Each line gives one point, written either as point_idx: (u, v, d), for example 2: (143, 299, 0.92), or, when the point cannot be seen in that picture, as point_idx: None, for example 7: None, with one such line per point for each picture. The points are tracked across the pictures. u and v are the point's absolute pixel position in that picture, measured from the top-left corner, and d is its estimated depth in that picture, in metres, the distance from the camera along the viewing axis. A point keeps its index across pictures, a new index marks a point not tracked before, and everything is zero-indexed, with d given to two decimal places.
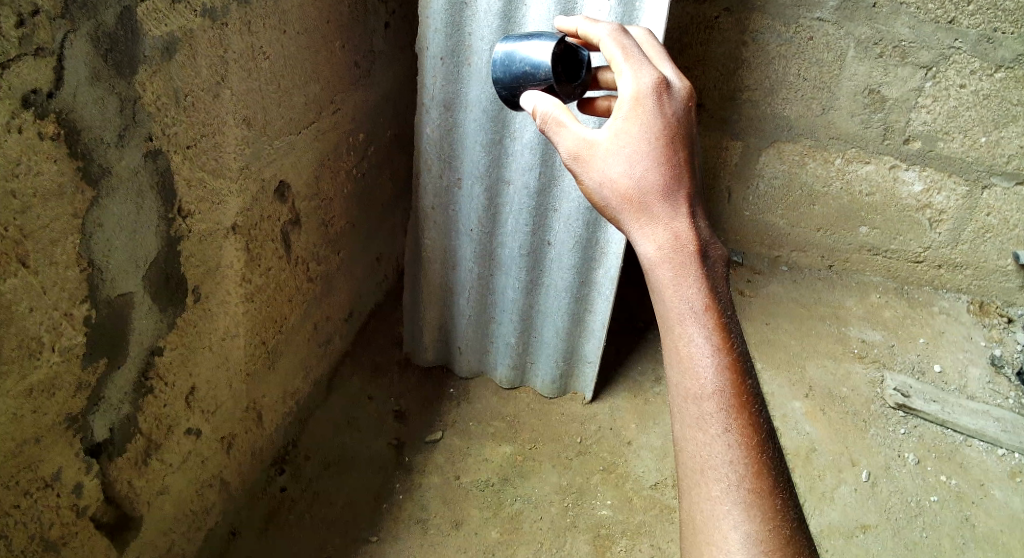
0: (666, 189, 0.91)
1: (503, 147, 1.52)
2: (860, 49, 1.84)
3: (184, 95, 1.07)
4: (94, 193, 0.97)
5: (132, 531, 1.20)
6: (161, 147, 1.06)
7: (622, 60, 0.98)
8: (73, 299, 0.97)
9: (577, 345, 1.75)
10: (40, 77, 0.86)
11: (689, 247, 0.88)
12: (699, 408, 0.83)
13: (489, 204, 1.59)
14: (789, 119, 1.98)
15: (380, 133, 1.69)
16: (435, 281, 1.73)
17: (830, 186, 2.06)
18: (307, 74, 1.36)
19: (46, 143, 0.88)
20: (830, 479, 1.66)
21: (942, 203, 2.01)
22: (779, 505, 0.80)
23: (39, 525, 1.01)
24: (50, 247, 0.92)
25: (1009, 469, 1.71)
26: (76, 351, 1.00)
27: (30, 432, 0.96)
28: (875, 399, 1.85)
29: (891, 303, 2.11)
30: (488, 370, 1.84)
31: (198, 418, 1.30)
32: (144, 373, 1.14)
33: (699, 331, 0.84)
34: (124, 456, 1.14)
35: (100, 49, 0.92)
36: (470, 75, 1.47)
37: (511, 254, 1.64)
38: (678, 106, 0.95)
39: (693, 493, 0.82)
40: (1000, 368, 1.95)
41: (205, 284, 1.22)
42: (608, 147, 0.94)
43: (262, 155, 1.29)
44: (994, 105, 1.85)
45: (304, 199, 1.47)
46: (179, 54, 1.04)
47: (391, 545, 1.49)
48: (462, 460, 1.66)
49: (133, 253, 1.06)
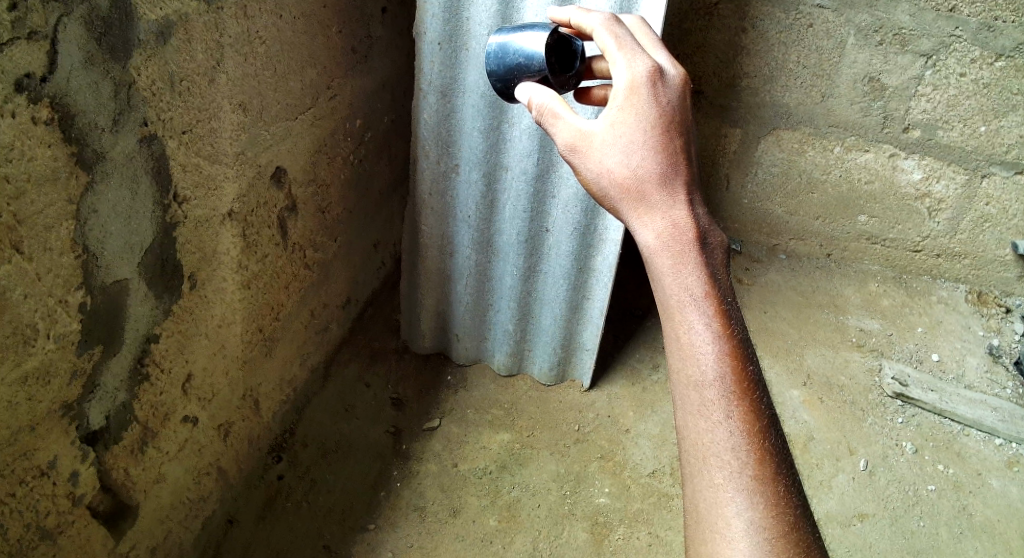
0: (665, 177, 0.90)
1: (501, 133, 1.51)
2: (860, 37, 1.83)
3: (179, 79, 1.05)
4: (89, 178, 0.95)
5: (128, 518, 1.19)
6: (157, 132, 1.04)
7: (616, 49, 0.97)
8: (68, 286, 0.96)
9: (574, 332, 1.74)
10: (34, 61, 0.84)
11: (689, 234, 0.87)
12: (700, 395, 0.82)
13: (487, 190, 1.58)
14: (789, 107, 1.97)
15: (378, 120, 1.68)
16: (431, 268, 1.72)
17: (830, 174, 2.05)
18: (304, 59, 1.35)
19: (39, 129, 0.87)
20: (828, 467, 1.67)
21: (942, 192, 2.01)
22: (783, 491, 0.80)
23: (34, 514, 1.00)
24: (44, 233, 0.91)
25: (1006, 459, 1.72)
26: (71, 339, 0.99)
27: (24, 420, 0.95)
28: (873, 388, 1.85)
29: (890, 292, 2.11)
30: (486, 357, 1.84)
31: (195, 406, 1.29)
32: (139, 360, 1.13)
33: (700, 318, 0.83)
34: (119, 444, 1.13)
35: (94, 33, 0.91)
36: (467, 60, 1.45)
37: (509, 241, 1.64)
38: (674, 94, 0.94)
39: (696, 481, 0.81)
40: (998, 358, 1.95)
41: (201, 270, 1.21)
42: (604, 138, 0.93)
43: (259, 141, 1.28)
44: (994, 94, 1.84)
45: (301, 185, 1.46)
46: (174, 38, 1.02)
47: (389, 533, 1.48)
48: (460, 447, 1.66)
49: (128, 240, 1.04)
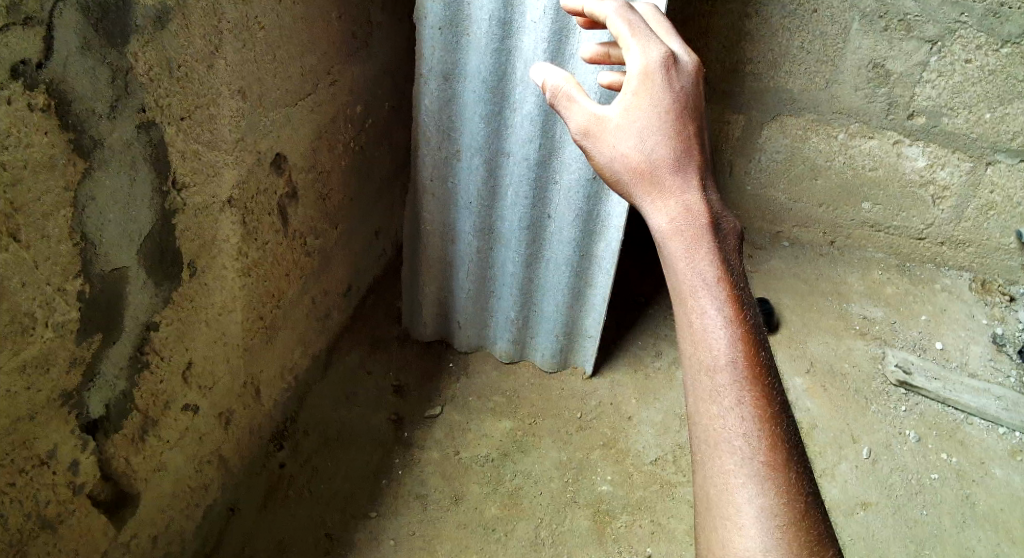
0: (677, 161, 0.90)
1: (504, 118, 1.49)
2: (865, 22, 1.81)
3: (178, 65, 1.04)
4: (86, 166, 0.94)
5: (129, 507, 1.19)
6: (155, 119, 1.03)
7: (629, 35, 0.95)
8: (66, 274, 0.95)
9: (577, 319, 1.73)
10: (29, 47, 0.83)
11: (701, 219, 0.86)
12: (711, 381, 0.81)
13: (489, 175, 1.57)
14: (793, 93, 1.95)
15: (379, 106, 1.67)
16: (433, 254, 1.71)
17: (833, 161, 2.03)
18: (304, 45, 1.33)
19: (36, 115, 0.85)
20: (831, 455, 1.66)
21: (946, 179, 1.99)
22: (795, 478, 0.79)
23: (34, 503, 1.00)
24: (42, 221, 0.89)
25: (1009, 448, 1.72)
26: (70, 327, 0.98)
27: (24, 410, 0.94)
28: (877, 376, 1.84)
29: (893, 279, 2.10)
30: (487, 344, 1.83)
31: (195, 394, 1.28)
32: (139, 349, 1.12)
33: (712, 303, 0.82)
34: (120, 433, 1.13)
35: (90, 17, 0.89)
36: (469, 46, 1.43)
37: (511, 227, 1.62)
38: (687, 80, 0.93)
39: (706, 466, 0.80)
40: (1001, 347, 1.94)
41: (201, 258, 1.20)
42: (619, 122, 0.94)
43: (258, 127, 1.26)
44: (1000, 81, 1.81)
45: (301, 172, 1.44)
46: (172, 23, 1.01)
47: (391, 520, 1.48)
48: (462, 435, 1.65)
49: (127, 227, 1.03)
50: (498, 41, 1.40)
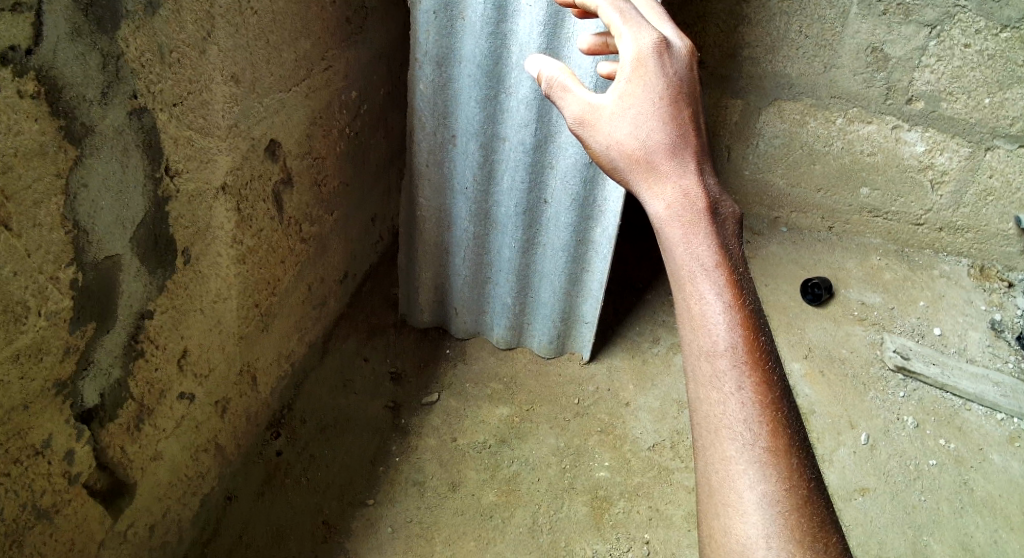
0: (674, 147, 0.89)
1: (500, 103, 1.48)
2: (863, 6, 1.80)
3: (170, 51, 1.02)
4: (78, 153, 0.93)
5: (125, 495, 1.18)
6: (147, 105, 1.01)
7: (620, 23, 0.93)
8: (59, 262, 0.94)
9: (573, 305, 1.73)
10: (18, 33, 0.81)
11: (699, 204, 0.85)
12: (711, 366, 0.80)
13: (485, 160, 1.55)
14: (790, 78, 1.94)
15: (375, 91, 1.65)
16: (429, 241, 1.70)
17: (831, 146, 2.02)
18: (297, 30, 1.31)
19: (26, 102, 0.84)
20: (829, 441, 1.67)
21: (945, 164, 1.98)
22: (796, 464, 0.78)
23: (29, 493, 0.99)
24: (33, 209, 0.88)
25: (1008, 434, 1.72)
26: (64, 316, 0.97)
27: (18, 399, 0.93)
28: (875, 361, 1.85)
29: (891, 265, 2.09)
30: (484, 330, 1.83)
31: (191, 382, 1.28)
32: (133, 337, 1.11)
33: (711, 288, 0.81)
34: (115, 422, 1.12)
35: (80, 2, 0.87)
36: (464, 30, 1.41)
37: (508, 212, 1.61)
38: (681, 65, 0.91)
39: (708, 453, 0.80)
40: (1000, 333, 1.93)
41: (195, 245, 1.19)
42: (614, 110, 0.93)
43: (252, 114, 1.25)
44: (1000, 66, 1.80)
45: (296, 157, 1.43)
46: (163, 9, 0.99)
47: (389, 508, 1.48)
48: (459, 421, 1.65)
49: (120, 214, 1.02)
50: (493, 26, 1.38)
